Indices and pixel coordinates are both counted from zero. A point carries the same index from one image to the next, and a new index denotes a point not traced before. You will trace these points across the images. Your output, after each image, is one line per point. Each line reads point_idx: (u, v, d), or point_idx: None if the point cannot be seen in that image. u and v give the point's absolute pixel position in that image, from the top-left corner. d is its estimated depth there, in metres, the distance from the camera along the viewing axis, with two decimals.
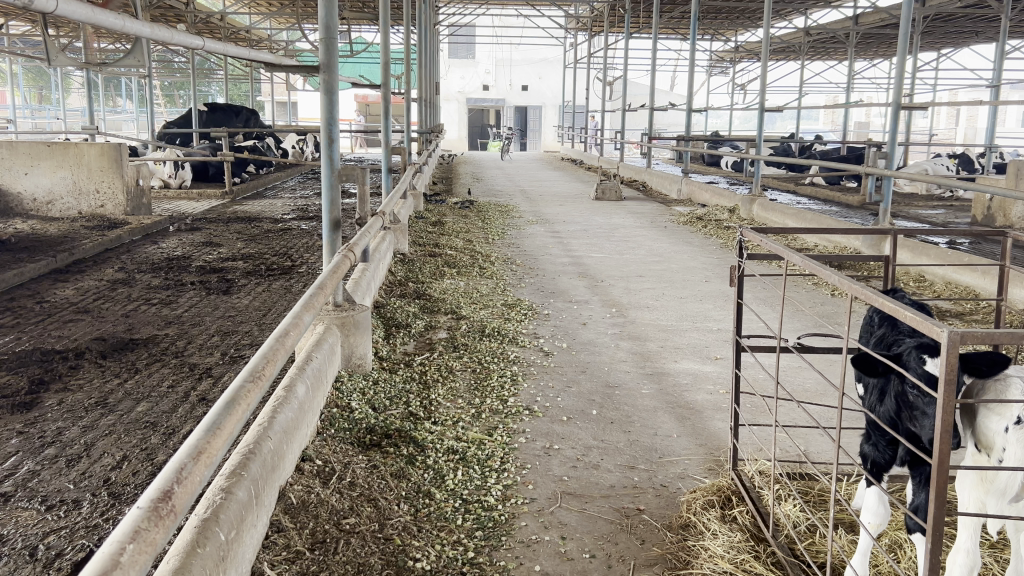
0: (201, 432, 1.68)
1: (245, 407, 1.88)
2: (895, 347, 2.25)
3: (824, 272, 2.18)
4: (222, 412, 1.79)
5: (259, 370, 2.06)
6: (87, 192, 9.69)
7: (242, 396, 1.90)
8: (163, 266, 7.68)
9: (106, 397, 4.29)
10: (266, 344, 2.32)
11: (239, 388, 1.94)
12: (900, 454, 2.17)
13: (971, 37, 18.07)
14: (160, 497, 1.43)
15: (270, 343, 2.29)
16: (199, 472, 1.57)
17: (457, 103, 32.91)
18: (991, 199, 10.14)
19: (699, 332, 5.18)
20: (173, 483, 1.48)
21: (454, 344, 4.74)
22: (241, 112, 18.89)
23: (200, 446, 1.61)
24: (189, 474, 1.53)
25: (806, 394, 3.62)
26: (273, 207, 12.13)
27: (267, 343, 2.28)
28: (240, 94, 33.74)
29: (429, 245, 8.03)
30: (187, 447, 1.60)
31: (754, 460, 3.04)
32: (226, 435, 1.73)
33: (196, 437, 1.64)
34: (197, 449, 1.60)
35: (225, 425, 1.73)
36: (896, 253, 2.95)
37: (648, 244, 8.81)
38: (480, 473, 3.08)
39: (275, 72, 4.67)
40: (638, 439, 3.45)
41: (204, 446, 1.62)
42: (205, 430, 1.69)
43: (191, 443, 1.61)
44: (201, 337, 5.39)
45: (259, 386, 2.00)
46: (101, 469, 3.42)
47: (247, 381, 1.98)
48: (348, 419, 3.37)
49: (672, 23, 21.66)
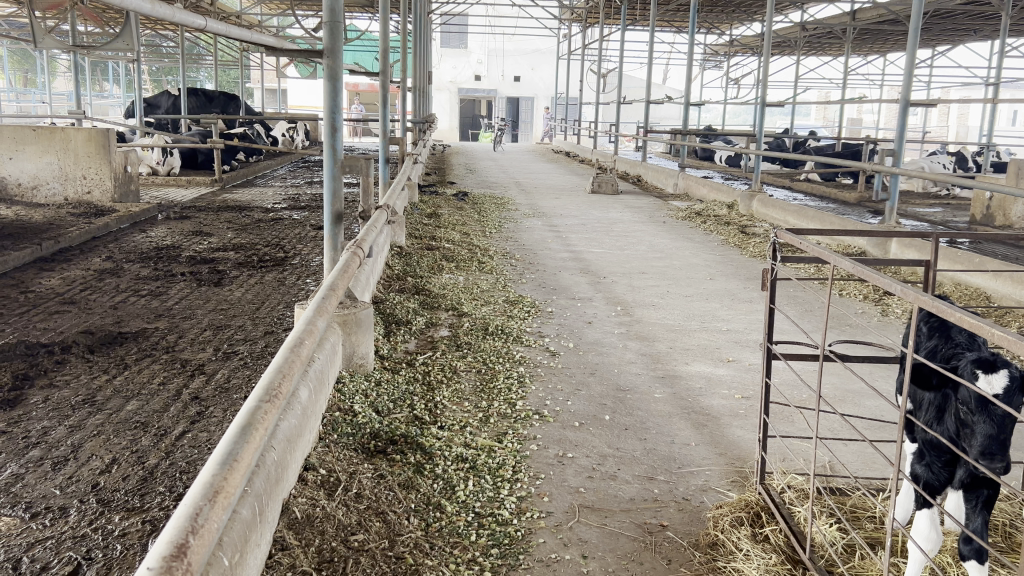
0: (215, 468, 1.53)
1: (261, 432, 1.73)
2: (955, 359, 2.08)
3: (881, 278, 1.98)
4: (236, 441, 1.64)
5: (274, 389, 1.90)
6: (74, 177, 9.45)
7: (257, 420, 1.74)
8: (151, 256, 7.46)
9: (94, 395, 4.09)
10: (278, 356, 2.15)
11: (254, 410, 1.78)
12: (958, 475, 2.04)
13: (967, 34, 17.99)
14: (173, 553, 1.26)
15: (283, 355, 2.12)
16: (215, 515, 1.43)
17: (449, 92, 32.64)
18: (991, 198, 10.00)
19: (708, 332, 5.04)
20: (187, 535, 1.32)
21: (457, 343, 4.58)
22: (213, 99, 18.84)
23: (216, 485, 1.47)
24: (205, 520, 1.38)
25: (832, 403, 3.48)
26: (264, 195, 11.93)
27: (280, 356, 2.11)
28: (229, 82, 33.51)
29: (425, 237, 7.85)
30: (202, 486, 1.45)
31: (782, 474, 2.90)
32: (243, 468, 1.59)
33: (211, 473, 1.49)
34: (213, 490, 1.46)
35: (242, 456, 1.60)
36: (938, 256, 2.77)
37: (648, 240, 8.65)
38: (492, 484, 2.92)
39: (274, 56, 4.45)
40: (655, 447, 3.30)
41: (220, 485, 1.48)
42: (219, 465, 1.54)
43: (206, 481, 1.46)
44: (192, 332, 5.20)
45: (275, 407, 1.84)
46: (89, 473, 3.24)
47: (262, 402, 1.82)
48: (352, 423, 3.19)
49: (669, 15, 21.46)
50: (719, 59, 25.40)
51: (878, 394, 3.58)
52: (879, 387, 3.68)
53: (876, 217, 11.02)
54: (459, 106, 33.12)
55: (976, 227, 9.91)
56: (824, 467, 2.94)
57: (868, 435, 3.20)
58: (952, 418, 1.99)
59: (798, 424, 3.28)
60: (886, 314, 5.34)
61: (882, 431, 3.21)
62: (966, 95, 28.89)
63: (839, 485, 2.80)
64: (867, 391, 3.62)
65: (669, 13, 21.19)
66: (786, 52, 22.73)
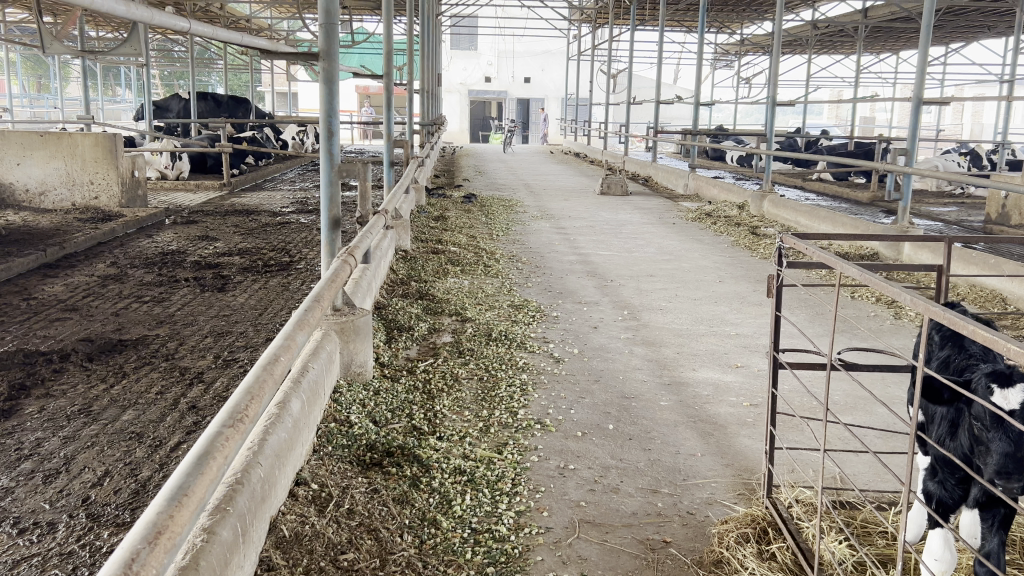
0: (162, 504, 1.37)
1: (220, 463, 1.55)
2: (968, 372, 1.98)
3: (890, 287, 1.88)
4: (191, 472, 1.46)
5: (241, 411, 1.72)
6: (81, 183, 9.43)
7: (217, 447, 1.57)
8: (156, 262, 7.42)
9: (90, 405, 4.03)
10: (250, 374, 1.97)
11: (214, 436, 1.60)
12: (973, 494, 1.94)
13: (980, 31, 17.76)
14: None
15: (257, 372, 1.95)
16: (157, 559, 1.27)
17: (459, 94, 32.62)
18: (1006, 197, 9.83)
19: (716, 337, 4.94)
20: None
21: (460, 349, 4.49)
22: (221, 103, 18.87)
23: (160, 524, 1.30)
24: (143, 566, 1.22)
25: (842, 414, 3.37)
26: (272, 199, 11.90)
27: (252, 372, 1.94)
28: (240, 85, 33.63)
29: (431, 240, 7.77)
30: (142, 526, 1.28)
31: (789, 487, 2.80)
32: (196, 502, 1.42)
33: (155, 510, 1.32)
34: (155, 530, 1.29)
35: (195, 489, 1.43)
36: (950, 260, 2.66)
37: (656, 242, 8.54)
38: (490, 499, 2.83)
39: (271, 60, 4.37)
40: (659, 458, 3.21)
41: (165, 524, 1.31)
42: (167, 500, 1.38)
43: (147, 520, 1.29)
44: (193, 339, 5.14)
45: (239, 431, 1.67)
46: (80, 486, 3.17)
47: (225, 425, 1.65)
48: (347, 435, 3.11)
49: (678, 15, 21.31)
50: (730, 58, 25.27)
51: (889, 401, 3.48)
52: (891, 395, 3.58)
53: (889, 216, 10.88)
54: (470, 108, 33.10)
55: (991, 227, 9.74)
56: (833, 480, 2.85)
57: (882, 445, 3.10)
58: (965, 434, 1.89)
59: (806, 436, 3.19)
60: (898, 318, 5.22)
61: (893, 442, 3.11)
62: (980, 92, 28.62)
63: (850, 498, 2.71)
64: (877, 399, 3.53)
65: (679, 13, 21.04)
66: (797, 51, 22.54)
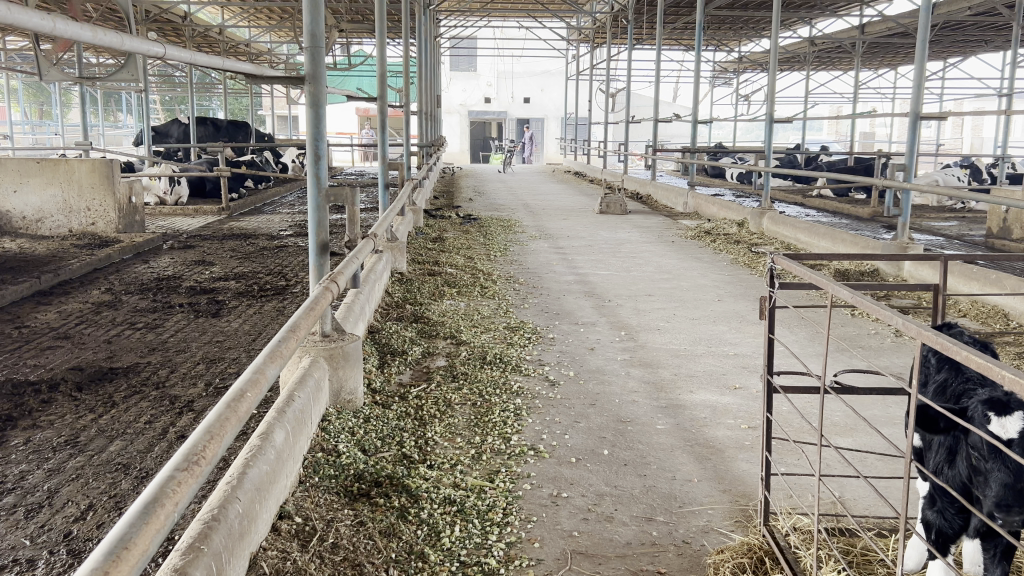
0: (98, 557, 1.25)
1: (170, 510, 1.43)
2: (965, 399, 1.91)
3: (883, 311, 1.81)
4: (135, 522, 1.34)
5: (197, 452, 1.62)
6: (77, 209, 9.41)
7: (168, 493, 1.46)
8: (151, 288, 7.37)
9: (77, 435, 3.96)
10: (212, 412, 1.86)
11: (165, 481, 1.49)
12: (972, 524, 1.87)
13: (978, 45, 17.78)
14: None
15: (218, 410, 1.84)
16: None
17: (459, 115, 32.74)
18: (1007, 211, 9.78)
19: (714, 357, 4.87)
20: None
21: (453, 373, 4.42)
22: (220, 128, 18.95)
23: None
24: None
25: (840, 437, 3.30)
26: (270, 222, 11.87)
27: (215, 411, 1.83)
28: (241, 109, 33.82)
29: (428, 262, 7.72)
30: None
31: (787, 514, 2.73)
32: (141, 554, 1.31)
33: (90, 567, 1.21)
34: None
35: (141, 540, 1.31)
36: (947, 278, 2.59)
37: (655, 260, 8.48)
38: (480, 529, 2.76)
39: (258, 84, 4.32)
40: (655, 485, 3.13)
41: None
42: (107, 553, 1.26)
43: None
44: (185, 366, 5.08)
45: (195, 475, 1.56)
46: (62, 521, 3.10)
47: (178, 470, 1.54)
48: (334, 465, 3.04)
49: (675, 33, 21.37)
50: (728, 76, 25.34)
51: (889, 424, 3.41)
52: (892, 417, 3.50)
53: (890, 232, 10.82)
54: (470, 129, 33.22)
55: (992, 241, 9.67)
56: (831, 506, 2.78)
57: (887, 470, 3.03)
58: (963, 462, 1.82)
59: (806, 461, 3.12)
60: (900, 336, 5.14)
61: (892, 468, 3.03)
62: (979, 106, 28.69)
63: (851, 524, 2.64)
64: (879, 421, 3.46)
65: (676, 31, 21.12)
66: (795, 67, 22.58)
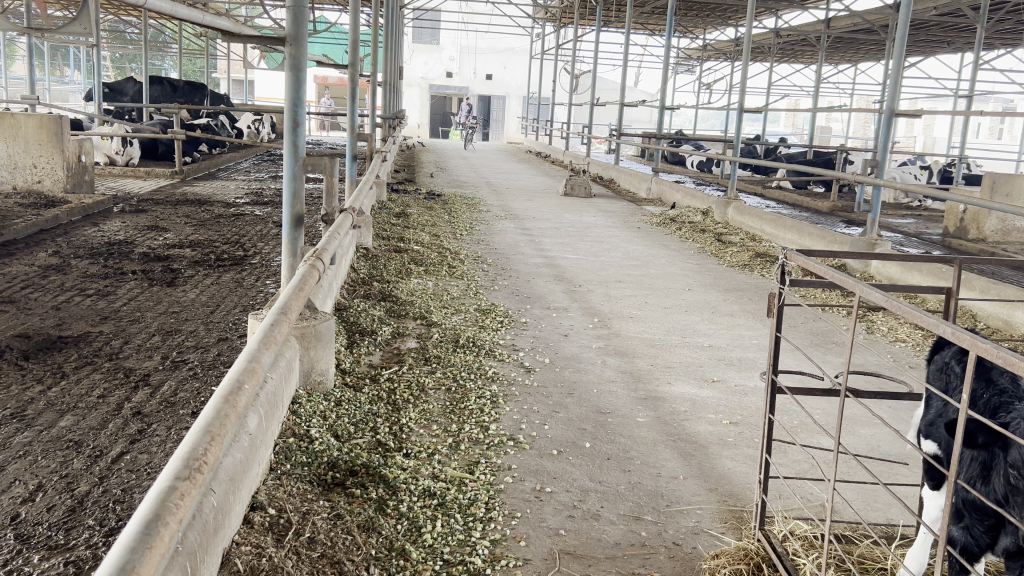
0: None
1: (173, 528, 1.32)
2: (1003, 416, 1.89)
3: (920, 314, 1.74)
4: (136, 546, 1.21)
5: (197, 459, 1.49)
6: (23, 166, 8.97)
7: (168, 511, 1.33)
8: (102, 252, 7.05)
9: (23, 408, 3.72)
10: (208, 407, 1.75)
11: (166, 494, 1.37)
12: (1002, 543, 1.87)
13: (939, 46, 18.01)
14: None
15: (216, 405, 1.73)
16: None
17: (420, 89, 32.09)
18: (965, 210, 9.88)
19: (690, 348, 4.80)
20: None
21: (426, 356, 4.27)
22: (176, 88, 18.49)
23: None
24: None
25: (822, 439, 3.25)
26: (225, 189, 11.50)
27: (211, 409, 1.71)
28: (195, 71, 32.93)
29: (394, 238, 7.51)
30: None
31: (783, 518, 2.66)
32: None
33: None
34: None
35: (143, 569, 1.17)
36: (958, 283, 2.59)
37: (623, 246, 8.39)
38: (462, 526, 2.62)
39: (233, 41, 4.08)
40: (640, 481, 3.03)
41: None
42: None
43: None
44: (139, 337, 4.82)
45: (196, 486, 1.44)
46: (8, 502, 2.88)
47: (177, 479, 1.41)
48: (307, 451, 2.88)
49: (643, 17, 21.24)
50: (692, 63, 25.33)
51: (875, 428, 3.37)
52: (876, 420, 3.46)
53: (852, 227, 10.90)
54: (430, 103, 32.72)
55: (949, 240, 9.79)
56: (825, 511, 2.71)
57: (875, 474, 3.00)
58: (1000, 479, 1.84)
59: (793, 465, 3.06)
60: (872, 332, 5.13)
61: (879, 476, 2.97)
62: (933, 107, 29.14)
63: (845, 530, 2.59)
64: (860, 424, 3.41)
65: (644, 16, 21.00)
66: (760, 58, 22.61)
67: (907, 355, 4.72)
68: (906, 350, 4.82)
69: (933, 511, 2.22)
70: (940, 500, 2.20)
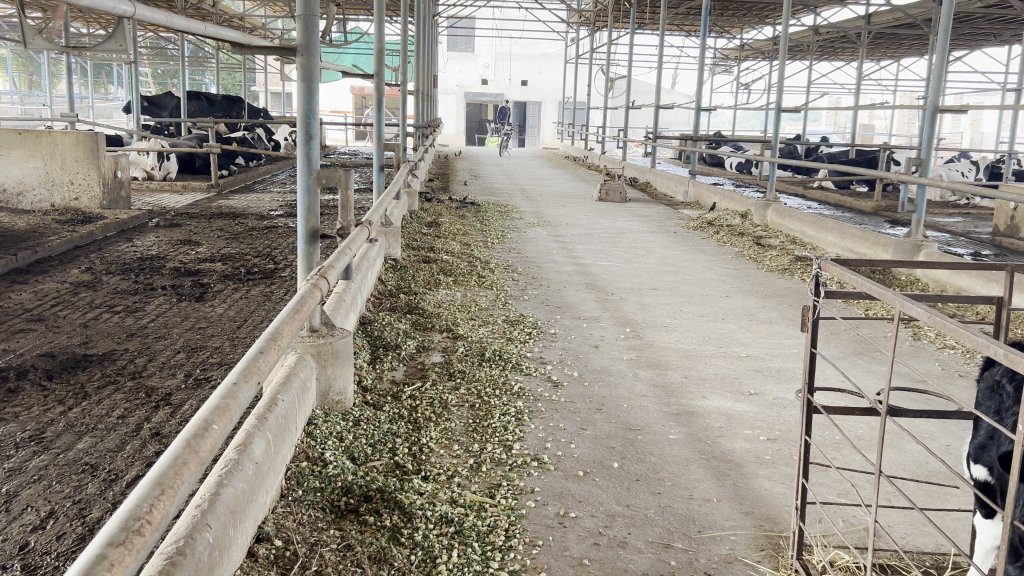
0: None
1: None
2: None
3: (968, 333, 1.56)
4: None
5: (132, 521, 1.35)
6: (60, 183, 9.06)
7: None
8: (133, 267, 7.06)
9: (42, 430, 3.66)
10: (167, 454, 1.62)
11: (92, 565, 1.25)
12: None
13: (984, 39, 17.51)
14: None
15: (174, 452, 1.60)
16: None
17: (456, 96, 31.90)
18: (1016, 209, 9.51)
19: (726, 359, 4.61)
20: None
21: (450, 371, 4.15)
22: (215, 103, 18.67)
23: None
24: None
25: (862, 458, 3.06)
26: (260, 201, 11.53)
27: (165, 458, 1.58)
28: (234, 84, 33.33)
29: (423, 248, 7.42)
30: None
31: (823, 546, 2.50)
32: None
33: None
34: None
35: None
36: (1010, 290, 2.38)
37: (658, 252, 8.19)
38: (480, 556, 2.48)
39: (246, 52, 3.97)
40: (672, 505, 2.86)
41: None
42: None
43: None
44: (164, 354, 4.78)
45: (132, 553, 1.31)
46: (18, 530, 2.81)
47: (106, 549, 1.28)
48: (321, 476, 2.77)
49: (678, 18, 20.95)
50: (729, 63, 24.99)
51: (921, 448, 3.16)
52: (922, 439, 3.24)
53: (896, 228, 10.57)
54: (466, 111, 32.72)
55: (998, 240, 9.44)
56: (867, 538, 2.54)
57: (921, 497, 2.81)
58: None
59: (833, 487, 2.88)
60: (918, 339, 4.89)
61: (926, 500, 2.78)
62: (980, 102, 28.35)
63: (889, 559, 2.41)
64: (903, 443, 3.21)
65: (679, 16, 20.69)
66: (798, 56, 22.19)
67: (956, 363, 4.48)
68: (956, 358, 4.57)
69: (986, 545, 2.03)
70: (994, 530, 2.01)
